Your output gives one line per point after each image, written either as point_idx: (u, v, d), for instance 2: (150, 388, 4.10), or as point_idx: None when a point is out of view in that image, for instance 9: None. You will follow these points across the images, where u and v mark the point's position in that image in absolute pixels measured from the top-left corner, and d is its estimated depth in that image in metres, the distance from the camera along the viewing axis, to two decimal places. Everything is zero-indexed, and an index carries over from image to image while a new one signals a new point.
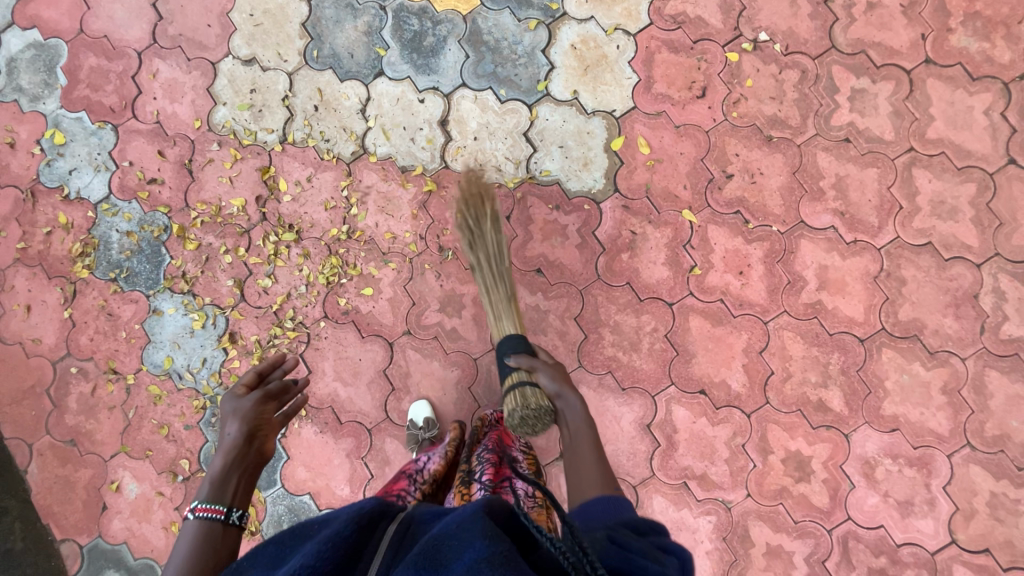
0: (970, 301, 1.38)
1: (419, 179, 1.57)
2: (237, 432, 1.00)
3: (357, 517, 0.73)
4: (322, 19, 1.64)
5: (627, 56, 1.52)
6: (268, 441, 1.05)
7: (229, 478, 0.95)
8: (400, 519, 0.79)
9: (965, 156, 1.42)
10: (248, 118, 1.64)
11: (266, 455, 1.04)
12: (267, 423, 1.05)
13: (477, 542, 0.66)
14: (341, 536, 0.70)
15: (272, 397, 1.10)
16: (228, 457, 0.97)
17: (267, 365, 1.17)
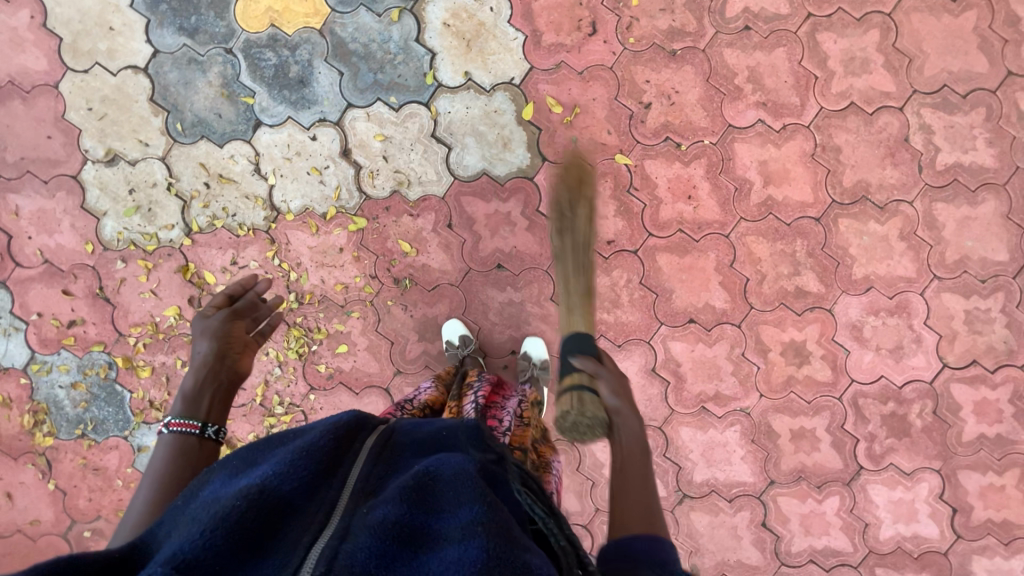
0: (903, 145, 1.42)
1: (346, 220, 1.47)
2: (208, 348, 0.92)
3: (337, 428, 0.67)
4: (169, 86, 1.46)
5: (504, 15, 1.41)
6: (244, 357, 0.95)
7: (203, 392, 0.87)
8: (381, 431, 0.74)
9: (860, 5, 1.41)
10: (141, 222, 1.48)
11: (246, 371, 0.94)
12: (239, 341, 0.96)
13: (475, 503, 0.60)
14: (318, 446, 0.65)
15: (241, 316, 1.02)
16: (199, 372, 0.89)
17: (238, 287, 1.08)
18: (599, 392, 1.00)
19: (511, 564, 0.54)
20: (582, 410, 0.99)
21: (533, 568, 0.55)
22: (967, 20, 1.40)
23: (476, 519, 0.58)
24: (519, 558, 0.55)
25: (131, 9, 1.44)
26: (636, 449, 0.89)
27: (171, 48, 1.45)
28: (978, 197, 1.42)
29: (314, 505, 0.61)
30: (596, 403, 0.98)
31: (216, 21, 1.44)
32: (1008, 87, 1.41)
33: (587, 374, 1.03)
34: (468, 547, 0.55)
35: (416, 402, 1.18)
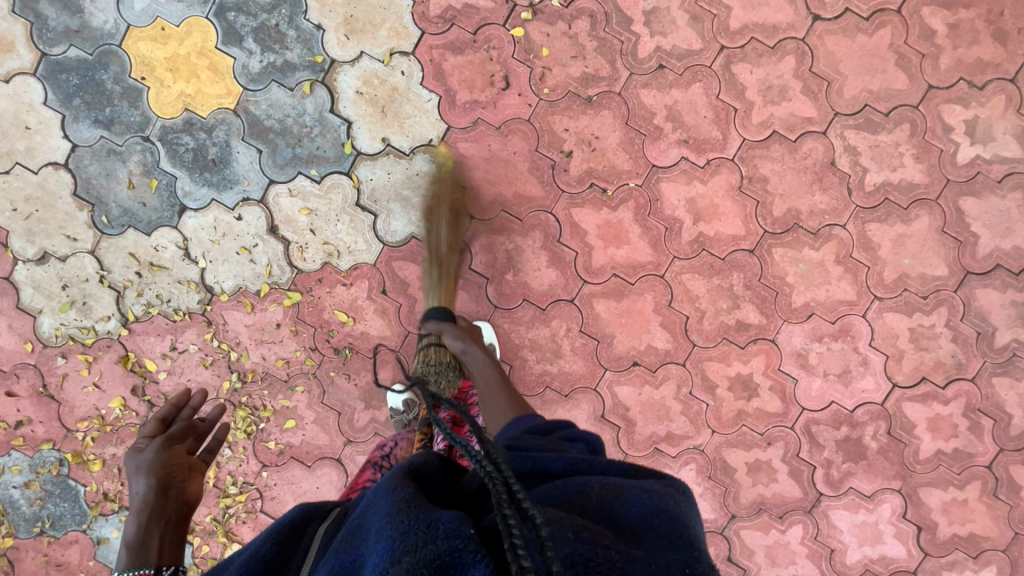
0: (830, 170, 1.40)
1: (281, 295, 1.46)
2: (146, 486, 0.87)
3: (276, 530, 0.66)
4: (91, 179, 1.45)
5: (416, 78, 1.40)
6: (192, 481, 0.91)
7: (151, 534, 0.81)
8: (333, 516, 0.72)
9: (773, 33, 1.39)
10: (77, 316, 1.48)
11: (194, 498, 0.90)
12: (180, 465, 0.91)
13: (385, 499, 0.60)
14: (258, 556, 0.62)
15: (178, 439, 0.98)
16: (141, 514, 0.83)
17: (171, 408, 1.03)
18: (444, 343, 1.27)
19: (415, 533, 0.53)
20: (426, 359, 1.27)
21: (439, 525, 0.54)
22: (883, 38, 1.38)
23: (383, 514, 0.57)
24: (424, 518, 0.55)
25: (44, 106, 1.44)
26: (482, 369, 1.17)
27: (89, 141, 1.44)
28: (911, 214, 1.41)
29: None
30: (438, 352, 1.27)
31: (130, 110, 1.43)
32: (930, 100, 1.39)
33: (433, 334, 1.29)
34: (379, 546, 0.54)
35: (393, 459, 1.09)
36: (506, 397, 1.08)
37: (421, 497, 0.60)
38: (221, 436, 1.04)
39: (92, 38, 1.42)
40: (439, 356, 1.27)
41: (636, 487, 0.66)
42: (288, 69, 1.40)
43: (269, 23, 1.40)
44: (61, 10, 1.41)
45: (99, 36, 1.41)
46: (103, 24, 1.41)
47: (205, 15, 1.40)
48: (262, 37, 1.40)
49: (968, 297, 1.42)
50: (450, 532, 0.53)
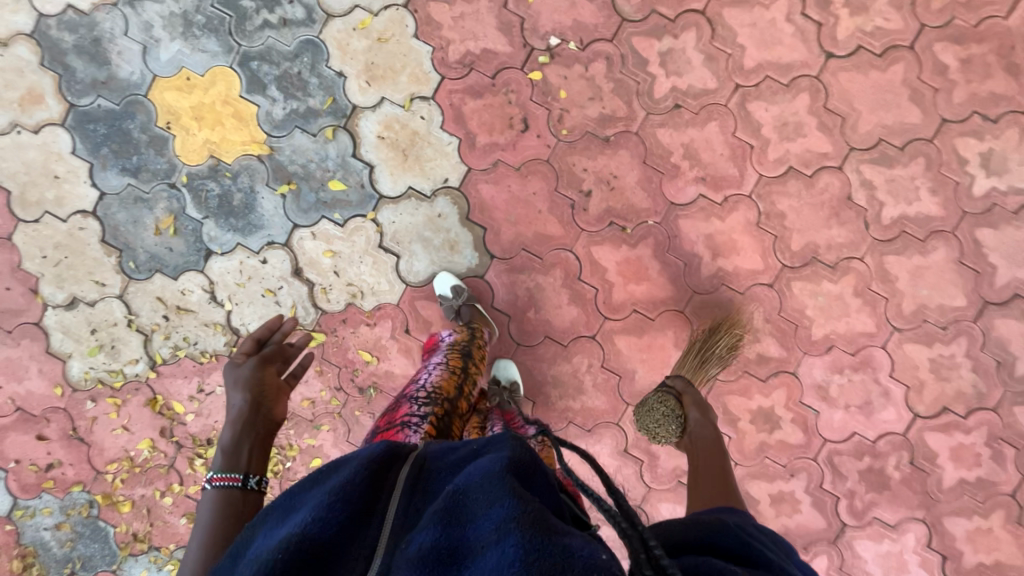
0: (846, 204, 1.42)
1: (305, 336, 1.48)
2: (242, 401, 0.96)
3: (367, 466, 0.65)
4: (119, 226, 1.48)
5: (436, 122, 1.42)
6: (279, 404, 1.00)
7: (242, 443, 0.91)
8: (413, 458, 0.72)
9: (787, 70, 1.41)
10: (105, 359, 1.50)
11: (278, 419, 0.99)
12: (271, 387, 1.00)
13: (504, 501, 0.57)
14: (351, 486, 0.63)
15: (271, 360, 1.06)
16: (235, 426, 0.93)
17: (264, 331, 1.12)
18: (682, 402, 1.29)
19: (552, 555, 0.51)
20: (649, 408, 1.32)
21: (576, 555, 0.51)
22: (895, 73, 1.40)
23: (508, 517, 0.55)
24: (557, 545, 0.52)
25: (73, 155, 1.47)
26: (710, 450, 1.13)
27: (116, 188, 1.47)
28: (928, 246, 1.42)
29: (360, 548, 0.60)
30: (668, 403, 1.29)
31: (157, 159, 1.46)
32: (944, 134, 1.41)
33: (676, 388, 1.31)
34: (508, 546, 0.52)
35: (431, 394, 1.05)
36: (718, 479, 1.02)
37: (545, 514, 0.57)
38: (304, 364, 1.12)
39: (119, 88, 1.45)
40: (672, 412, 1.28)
41: None
42: (311, 115, 1.43)
43: (291, 71, 1.43)
44: (88, 62, 1.44)
45: (126, 86, 1.45)
46: (129, 76, 1.45)
47: (229, 65, 1.43)
48: (285, 85, 1.43)
49: (987, 327, 1.43)
50: (587, 561, 0.50)
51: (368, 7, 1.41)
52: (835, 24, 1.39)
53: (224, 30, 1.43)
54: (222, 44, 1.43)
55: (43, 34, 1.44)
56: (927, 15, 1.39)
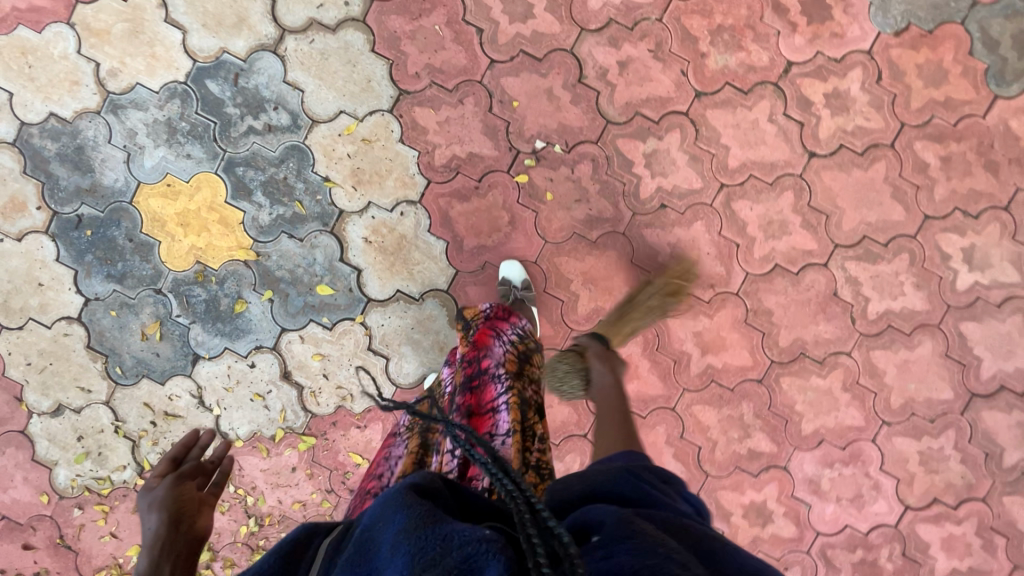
0: (833, 300, 1.43)
1: (295, 439, 1.47)
2: (157, 522, 0.81)
3: (282, 545, 0.62)
4: (104, 331, 1.47)
5: (423, 226, 1.42)
6: (201, 517, 0.85)
7: (161, 568, 0.75)
8: (337, 530, 0.68)
9: (771, 169, 1.42)
10: (92, 467, 1.48)
11: (205, 531, 0.84)
12: (192, 502, 0.86)
13: (398, 512, 0.57)
14: (265, 571, 0.59)
15: (190, 475, 0.93)
16: (151, 551, 0.77)
17: (180, 448, 0.98)
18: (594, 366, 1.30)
19: (432, 548, 0.53)
20: (553, 369, 1.36)
21: (453, 536, 0.53)
22: (877, 171, 1.41)
23: (399, 530, 0.55)
24: (439, 534, 0.54)
25: (57, 262, 1.45)
26: (612, 399, 1.19)
27: (101, 294, 1.46)
28: (914, 339, 1.43)
29: None
30: (576, 362, 1.34)
31: (142, 264, 1.45)
32: (927, 230, 1.42)
33: (580, 348, 1.33)
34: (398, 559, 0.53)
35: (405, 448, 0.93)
36: (618, 418, 1.12)
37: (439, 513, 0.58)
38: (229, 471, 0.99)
39: (103, 195, 1.44)
40: (566, 362, 1.35)
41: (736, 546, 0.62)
42: (297, 220, 1.43)
43: (278, 176, 1.42)
44: (72, 170, 1.43)
45: (110, 193, 1.44)
46: (114, 182, 1.44)
47: (215, 170, 1.43)
48: (271, 190, 1.43)
49: (975, 419, 1.44)
50: (463, 540, 0.52)
51: (353, 112, 1.41)
52: (817, 124, 1.41)
53: (209, 136, 1.42)
54: (207, 150, 1.43)
55: (25, 142, 1.43)
56: (906, 114, 1.40)
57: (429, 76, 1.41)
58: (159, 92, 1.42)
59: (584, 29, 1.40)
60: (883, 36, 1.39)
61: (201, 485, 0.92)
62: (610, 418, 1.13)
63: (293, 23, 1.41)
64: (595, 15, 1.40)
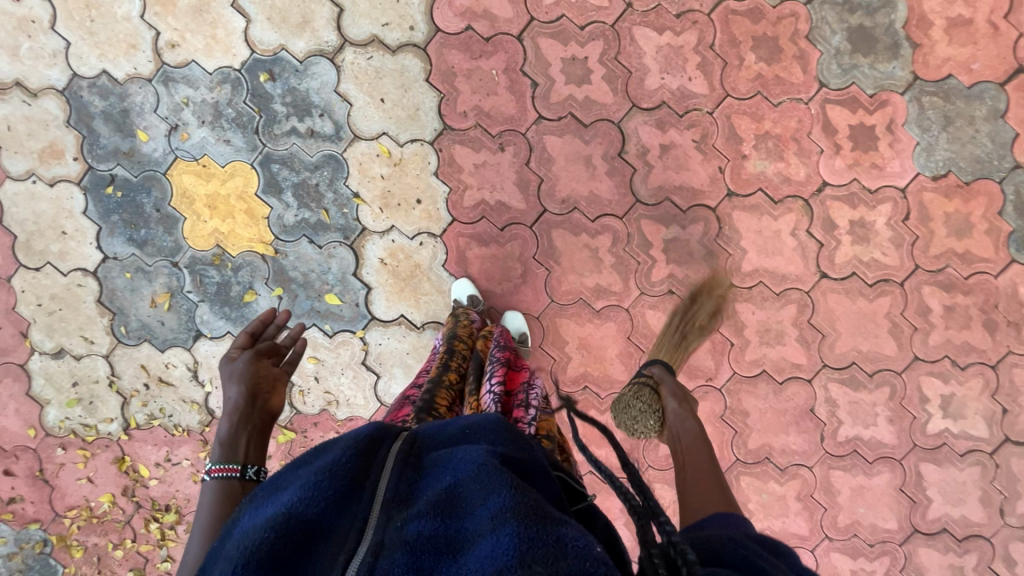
0: (808, 415, 1.49)
1: (276, 430, 1.54)
2: (237, 392, 0.91)
3: (356, 443, 0.67)
4: (116, 290, 1.52)
5: (439, 260, 1.46)
6: (274, 394, 0.94)
7: (239, 435, 0.86)
8: (404, 438, 0.73)
9: (780, 280, 1.46)
10: (82, 413, 1.55)
11: (276, 408, 0.94)
12: (267, 378, 0.95)
13: (501, 491, 0.60)
14: (338, 464, 0.64)
15: (264, 354, 1.01)
16: (232, 417, 0.87)
17: (258, 323, 1.06)
18: (659, 389, 1.21)
19: (545, 545, 0.53)
20: (632, 397, 1.25)
21: (567, 542, 0.54)
22: (881, 304, 1.46)
23: (503, 508, 0.58)
24: (551, 534, 0.54)
25: (83, 215, 1.50)
26: (689, 444, 1.03)
27: (120, 254, 1.51)
28: (873, 468, 1.50)
29: (349, 520, 0.60)
30: (652, 397, 1.21)
31: (164, 236, 1.49)
32: (912, 370, 1.47)
33: (653, 379, 1.24)
34: (501, 535, 0.55)
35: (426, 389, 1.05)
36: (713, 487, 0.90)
37: (540, 504, 0.61)
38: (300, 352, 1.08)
39: (139, 162, 1.47)
40: (647, 402, 1.22)
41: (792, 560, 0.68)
42: (320, 228, 1.47)
43: (310, 181, 1.46)
44: (114, 130, 1.46)
45: (146, 162, 1.47)
46: (151, 152, 1.47)
47: (250, 162, 1.46)
48: (300, 193, 1.46)
49: (910, 553, 1.52)
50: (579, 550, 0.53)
51: (395, 137, 1.44)
52: (835, 247, 1.44)
53: (252, 127, 1.45)
54: (247, 141, 1.45)
55: (73, 93, 1.46)
56: (923, 258, 1.44)
57: (475, 117, 1.43)
58: (211, 74, 1.44)
59: (635, 105, 1.42)
60: (921, 177, 1.41)
61: (276, 363, 1.01)
62: (697, 459, 0.98)
63: (355, 36, 1.42)
64: (649, 94, 1.42)
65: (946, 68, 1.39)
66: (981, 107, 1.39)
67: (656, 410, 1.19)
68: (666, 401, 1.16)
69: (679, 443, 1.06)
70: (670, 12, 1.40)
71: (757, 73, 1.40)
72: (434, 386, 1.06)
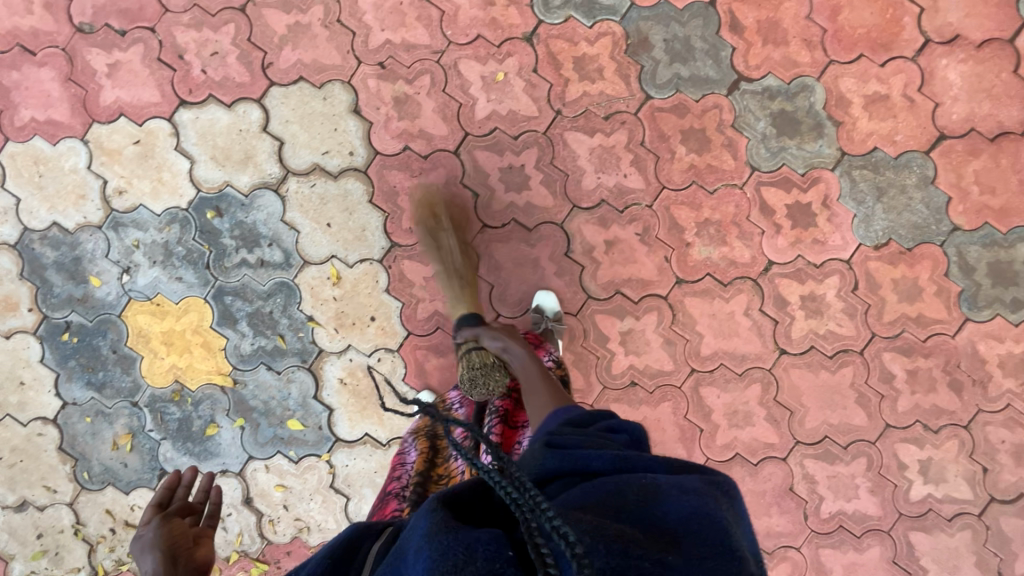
0: (788, 494, 1.46)
1: (248, 563, 1.50)
2: (154, 562, 0.81)
3: (329, 551, 0.67)
4: (77, 435, 1.50)
5: (399, 374, 1.46)
6: (198, 550, 0.86)
7: None
8: (387, 532, 0.73)
9: (741, 361, 1.46)
10: (47, 565, 1.51)
11: (206, 559, 0.84)
12: (186, 536, 0.87)
13: (426, 516, 0.63)
14: (309, 575, 0.65)
15: (177, 516, 0.93)
16: None
17: (164, 491, 0.98)
18: (482, 346, 1.26)
19: (455, 556, 0.57)
20: (470, 364, 1.23)
21: (477, 547, 0.58)
22: (844, 375, 1.45)
23: (422, 536, 0.61)
24: (460, 544, 0.58)
25: (41, 363, 1.50)
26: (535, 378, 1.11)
27: (79, 399, 1.50)
28: (863, 543, 1.46)
29: None
30: (482, 355, 1.25)
31: (122, 377, 1.49)
32: (886, 438, 1.45)
33: (469, 341, 1.29)
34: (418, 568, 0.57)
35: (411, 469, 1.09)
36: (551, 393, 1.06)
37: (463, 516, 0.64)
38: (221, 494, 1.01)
39: (94, 306, 1.48)
40: (484, 358, 1.24)
41: (674, 488, 0.68)
42: (277, 353, 1.47)
43: (263, 309, 1.47)
44: (67, 279, 1.48)
45: (100, 305, 1.48)
46: (105, 295, 1.48)
47: (204, 296, 1.47)
48: (255, 322, 1.47)
49: None
50: (485, 556, 0.57)
51: (344, 259, 1.46)
52: (790, 323, 1.45)
53: (203, 263, 1.47)
54: (199, 276, 1.47)
55: (25, 246, 1.48)
56: (878, 325, 1.44)
57: None
58: (160, 215, 1.47)
59: (575, 205, 1.45)
60: (864, 248, 1.44)
61: (193, 521, 0.94)
62: (535, 385, 1.09)
63: (297, 166, 1.46)
64: (588, 194, 1.45)
65: (870, 142, 1.43)
66: (911, 175, 1.43)
67: (502, 356, 1.22)
68: (495, 351, 1.23)
69: (516, 370, 1.17)
70: (598, 115, 1.44)
71: (689, 164, 1.44)
72: (421, 480, 1.05)
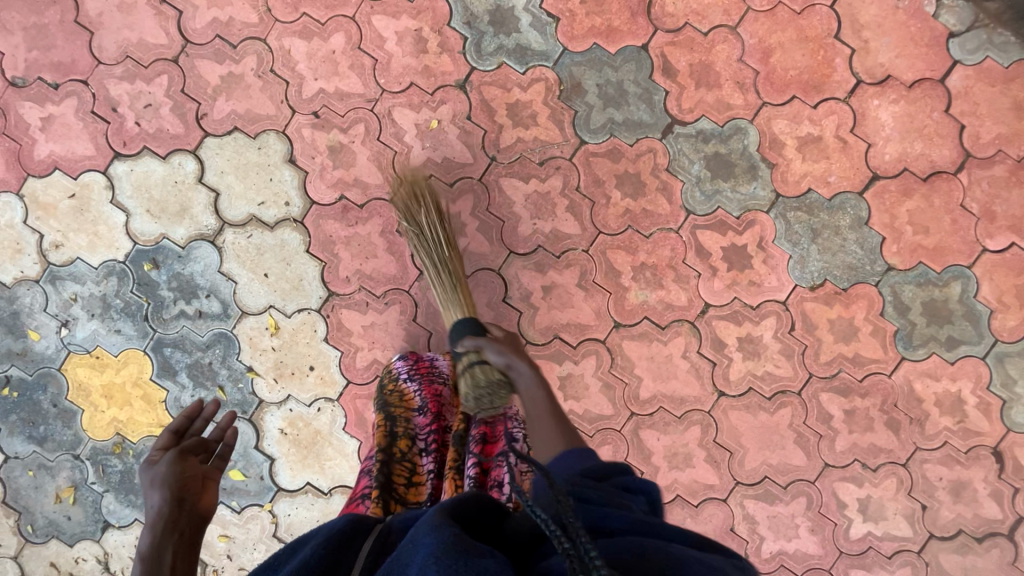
0: (728, 535, 1.47)
1: None
2: (162, 500, 0.90)
3: (328, 540, 0.77)
4: (20, 489, 1.50)
5: (339, 423, 1.46)
6: (205, 495, 0.94)
7: (165, 544, 0.85)
8: (376, 533, 0.84)
9: (680, 403, 1.46)
10: None
11: (208, 508, 0.93)
12: (194, 479, 0.95)
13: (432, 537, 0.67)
14: (309, 560, 0.73)
15: (191, 452, 1.00)
16: (156, 528, 0.86)
17: (184, 418, 1.07)
18: None
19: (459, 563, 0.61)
20: None
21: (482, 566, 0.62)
22: (782, 416, 1.46)
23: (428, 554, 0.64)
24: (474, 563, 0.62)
25: None
26: None
27: (21, 453, 1.50)
28: None
29: None
30: None
31: (63, 430, 1.49)
32: (825, 477, 1.46)
33: None
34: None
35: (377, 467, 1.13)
36: None
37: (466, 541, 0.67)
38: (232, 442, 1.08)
39: (33, 360, 1.48)
40: None
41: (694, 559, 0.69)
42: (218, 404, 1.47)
43: (203, 360, 1.47)
44: (5, 333, 1.48)
45: (40, 359, 1.48)
46: (44, 349, 1.48)
47: (143, 348, 1.47)
48: (194, 373, 1.47)
49: None
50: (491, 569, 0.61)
51: (282, 309, 1.46)
52: (728, 365, 1.45)
53: (141, 315, 1.47)
54: (138, 328, 1.47)
55: None
56: (815, 365, 1.45)
57: (358, 281, 1.46)
58: (97, 268, 1.47)
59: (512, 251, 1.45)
60: (799, 289, 1.44)
61: (204, 459, 1.01)
62: None
63: (233, 217, 1.46)
64: (524, 240, 1.45)
65: (804, 184, 1.43)
66: (845, 217, 1.43)
67: None
68: None
69: None
70: (533, 161, 1.44)
71: (624, 208, 1.44)
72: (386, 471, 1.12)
